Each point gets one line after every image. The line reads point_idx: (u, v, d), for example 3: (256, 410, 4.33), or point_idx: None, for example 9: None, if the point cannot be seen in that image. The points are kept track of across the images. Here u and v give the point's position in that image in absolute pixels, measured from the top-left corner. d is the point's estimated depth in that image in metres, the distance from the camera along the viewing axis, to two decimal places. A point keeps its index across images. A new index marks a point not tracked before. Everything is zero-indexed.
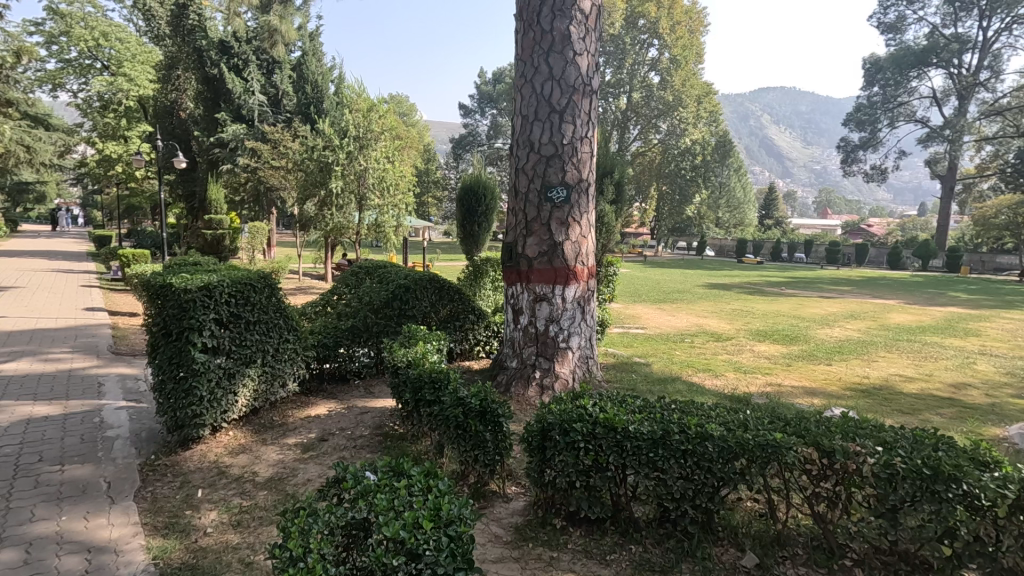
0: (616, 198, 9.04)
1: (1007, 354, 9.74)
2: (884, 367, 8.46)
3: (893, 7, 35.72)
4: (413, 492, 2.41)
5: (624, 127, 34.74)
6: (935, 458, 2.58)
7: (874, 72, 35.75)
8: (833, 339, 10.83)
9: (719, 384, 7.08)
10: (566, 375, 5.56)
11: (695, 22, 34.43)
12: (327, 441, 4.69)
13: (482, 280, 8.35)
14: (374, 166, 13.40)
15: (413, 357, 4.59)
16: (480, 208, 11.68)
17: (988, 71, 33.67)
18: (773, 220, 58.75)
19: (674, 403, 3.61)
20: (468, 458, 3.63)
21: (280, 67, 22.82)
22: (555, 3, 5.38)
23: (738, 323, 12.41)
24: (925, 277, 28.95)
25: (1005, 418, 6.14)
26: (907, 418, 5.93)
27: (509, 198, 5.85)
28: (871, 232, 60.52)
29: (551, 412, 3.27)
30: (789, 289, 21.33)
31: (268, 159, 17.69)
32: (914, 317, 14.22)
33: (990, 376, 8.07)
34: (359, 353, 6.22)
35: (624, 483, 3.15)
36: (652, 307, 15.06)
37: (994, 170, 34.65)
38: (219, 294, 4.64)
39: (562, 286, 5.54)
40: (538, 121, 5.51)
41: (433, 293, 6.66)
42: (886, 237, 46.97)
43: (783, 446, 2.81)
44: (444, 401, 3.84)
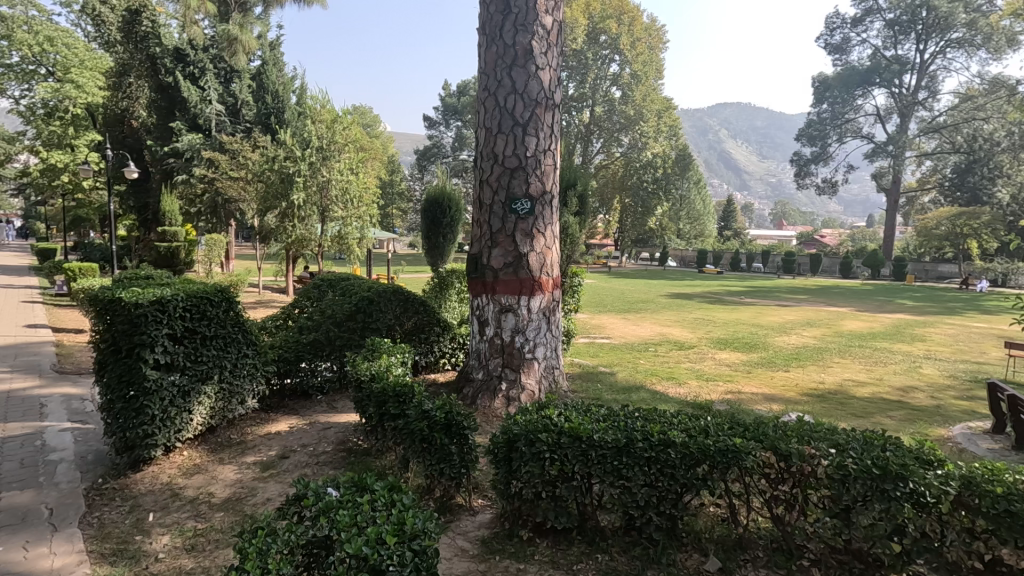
0: (579, 210, 9.18)
1: (949, 358, 10.27)
2: (838, 373, 8.79)
3: (838, 29, 37.57)
4: (377, 507, 2.38)
5: (587, 140, 35.38)
6: (883, 458, 2.70)
7: (823, 90, 37.45)
8: (790, 346, 11.18)
9: (682, 392, 7.22)
10: (532, 386, 5.57)
11: (653, 39, 35.72)
12: (288, 458, 4.57)
13: (448, 291, 8.35)
14: (337, 177, 13.18)
15: (377, 371, 4.52)
16: (445, 220, 11.62)
17: (925, 90, 35.71)
18: (732, 231, 60.70)
19: (638, 411, 3.66)
20: (434, 471, 3.58)
21: (239, 76, 22.46)
22: (517, 18, 5.46)
23: (700, 332, 12.74)
24: (875, 285, 30.48)
25: (949, 419, 6.46)
26: (860, 421, 6.17)
27: (473, 210, 5.88)
28: (823, 243, 63.02)
29: (516, 424, 3.28)
30: (748, 297, 22.07)
31: (227, 170, 17.25)
32: (865, 324, 14.85)
33: (935, 379, 8.47)
34: (322, 368, 6.09)
35: (590, 493, 3.18)
36: (618, 317, 15.34)
37: (934, 184, 36.79)
38: (173, 309, 4.47)
39: (527, 298, 5.57)
40: (502, 134, 5.55)
41: (398, 305, 6.57)
42: (838, 246, 49.04)
43: (743, 452, 2.90)
44: (409, 415, 3.79)
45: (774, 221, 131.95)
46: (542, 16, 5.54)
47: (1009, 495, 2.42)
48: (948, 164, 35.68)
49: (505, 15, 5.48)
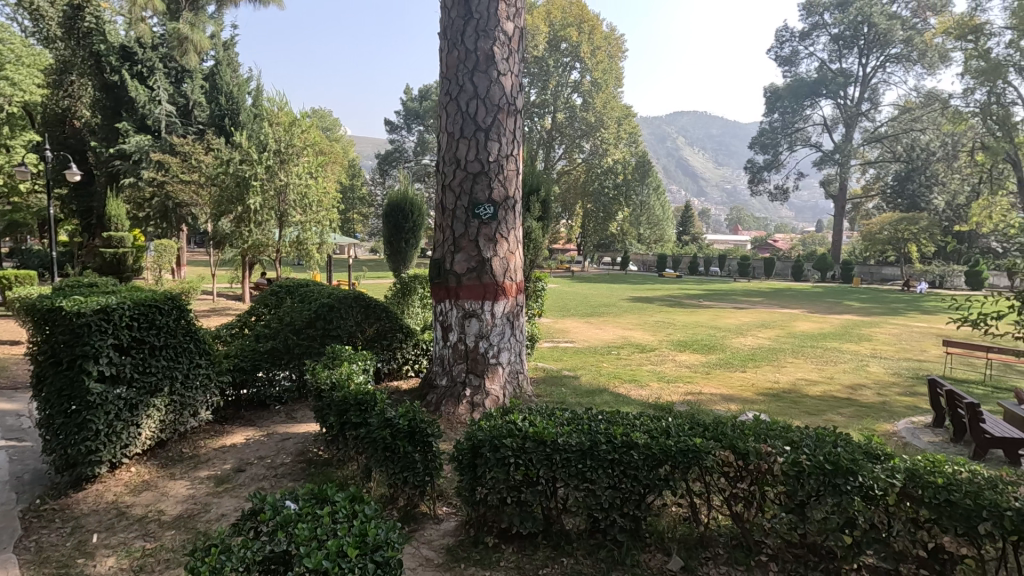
0: (542, 215, 9.24)
1: (892, 356, 10.79)
2: (791, 372, 9.12)
3: (787, 42, 39.14)
4: (337, 519, 2.32)
5: (549, 146, 35.72)
6: (834, 453, 2.80)
7: (774, 100, 38.97)
8: (746, 347, 11.53)
9: (644, 394, 7.34)
10: (496, 392, 5.55)
11: (613, 47, 36.41)
12: (244, 471, 4.41)
13: (411, 296, 8.27)
14: (296, 181, 12.88)
15: (337, 379, 4.42)
16: (407, 225, 11.46)
17: (868, 102, 37.57)
18: (690, 236, 62.37)
19: (601, 414, 3.69)
20: (397, 480, 3.52)
21: (191, 76, 21.67)
22: (478, 24, 5.47)
23: (660, 334, 12.98)
24: (824, 288, 31.77)
25: (894, 414, 6.78)
26: (812, 418, 6.41)
27: (436, 215, 5.84)
28: (776, 247, 65.46)
29: (481, 429, 3.26)
30: (706, 300, 22.68)
31: (178, 173, 16.64)
32: (815, 325, 15.46)
33: (881, 377, 8.89)
34: (280, 377, 5.92)
35: (555, 496, 3.19)
36: (581, 321, 15.49)
37: (877, 191, 38.73)
38: (119, 318, 4.27)
39: (490, 302, 5.56)
40: (464, 138, 5.54)
41: (359, 312, 6.45)
42: (790, 250, 50.95)
43: (702, 451, 2.97)
44: (371, 423, 3.72)
45: (730, 226, 136.30)
46: (504, 23, 5.56)
47: (948, 485, 2.55)
48: (889, 173, 37.61)
49: (466, 20, 5.48)
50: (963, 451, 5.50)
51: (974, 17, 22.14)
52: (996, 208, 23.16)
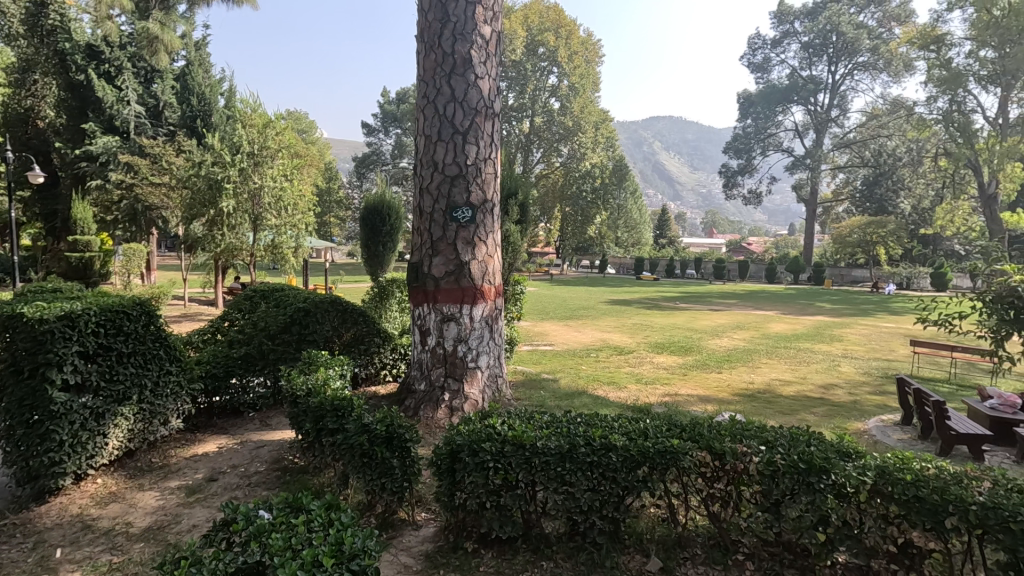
0: (521, 218, 9.26)
1: (863, 356, 11.07)
2: (765, 373, 9.28)
3: (759, 50, 40.01)
4: (313, 528, 2.27)
5: (527, 150, 35.82)
6: (808, 453, 2.86)
7: (747, 106, 39.77)
8: (721, 348, 11.71)
9: (622, 396, 7.39)
10: (475, 396, 5.53)
11: (590, 52, 36.76)
12: (217, 480, 4.31)
13: (388, 301, 8.21)
14: (270, 184, 12.67)
15: (313, 385, 4.36)
16: (384, 228, 11.38)
17: (837, 109, 38.57)
18: (667, 239, 63.11)
19: (580, 416, 3.70)
20: (375, 486, 3.47)
21: (161, 76, 21.20)
22: (456, 27, 5.46)
23: (638, 337, 13.11)
24: (797, 290, 32.47)
25: (864, 413, 6.95)
26: (786, 418, 6.54)
27: (414, 217, 5.80)
28: (750, 250, 66.75)
29: (460, 434, 3.24)
30: (683, 303, 22.96)
31: (147, 175, 16.25)
32: (789, 326, 15.77)
33: (852, 376, 9.11)
34: (254, 384, 5.81)
35: (535, 500, 3.17)
36: (560, 323, 15.54)
37: (847, 195, 39.75)
38: (85, 324, 4.13)
39: (469, 306, 5.54)
40: (442, 141, 5.52)
41: (336, 316, 6.37)
42: (764, 253, 51.94)
43: (680, 452, 3.00)
44: (348, 429, 3.67)
45: (705, 229, 138.44)
46: (481, 26, 5.57)
47: (918, 481, 2.60)
48: (858, 177, 38.61)
49: (443, 23, 5.47)
50: (930, 447, 5.66)
51: (935, 28, 22.89)
52: (960, 212, 23.96)
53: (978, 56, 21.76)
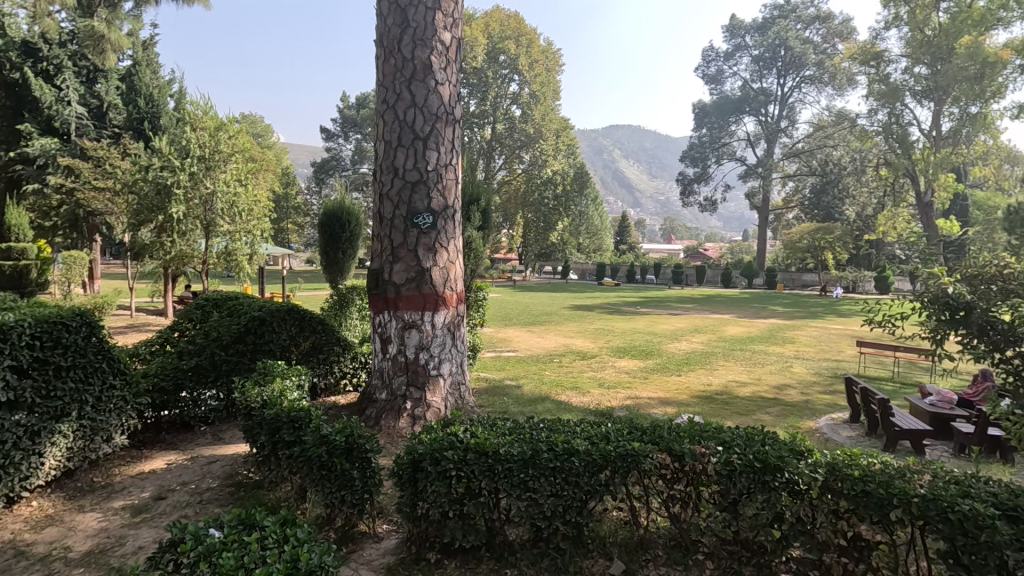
0: (483, 224, 9.25)
1: (813, 357, 11.52)
2: (723, 375, 9.53)
3: (713, 62, 41.33)
4: (266, 546, 2.19)
5: (489, 156, 35.84)
6: (763, 452, 2.95)
7: (702, 116, 41.00)
8: (681, 352, 11.96)
9: (585, 400, 7.45)
10: (438, 404, 5.47)
11: (550, 61, 37.23)
12: (165, 498, 4.11)
13: (348, 308, 8.06)
14: (223, 189, 12.24)
15: (269, 396, 4.22)
16: (344, 234, 11.19)
17: (786, 120, 40.16)
18: (627, 245, 64.24)
19: (543, 422, 3.71)
20: (334, 500, 3.37)
21: (105, 75, 20.29)
22: (415, 32, 5.43)
23: (600, 341, 13.27)
24: (752, 294, 33.49)
25: (815, 412, 7.23)
26: (742, 418, 6.74)
27: (373, 224, 5.72)
28: (707, 256, 68.72)
29: (421, 443, 3.19)
30: (643, 307, 23.39)
31: (89, 179, 15.48)
32: (744, 329, 16.25)
33: (803, 377, 9.47)
34: (206, 396, 5.57)
35: (497, 507, 3.14)
36: (523, 329, 15.58)
37: (796, 202, 41.39)
38: (17, 337, 3.92)
39: (431, 313, 5.49)
40: (402, 147, 5.46)
41: (293, 325, 6.22)
42: (720, 258, 53.52)
43: (641, 454, 3.04)
44: (306, 441, 3.57)
45: (664, 236, 141.67)
46: (441, 32, 5.54)
47: (864, 476, 2.71)
48: (806, 186, 40.27)
49: (403, 29, 5.43)
50: (876, 443, 5.92)
51: (874, 44, 24.20)
52: (900, 219, 25.27)
53: (914, 72, 23.09)
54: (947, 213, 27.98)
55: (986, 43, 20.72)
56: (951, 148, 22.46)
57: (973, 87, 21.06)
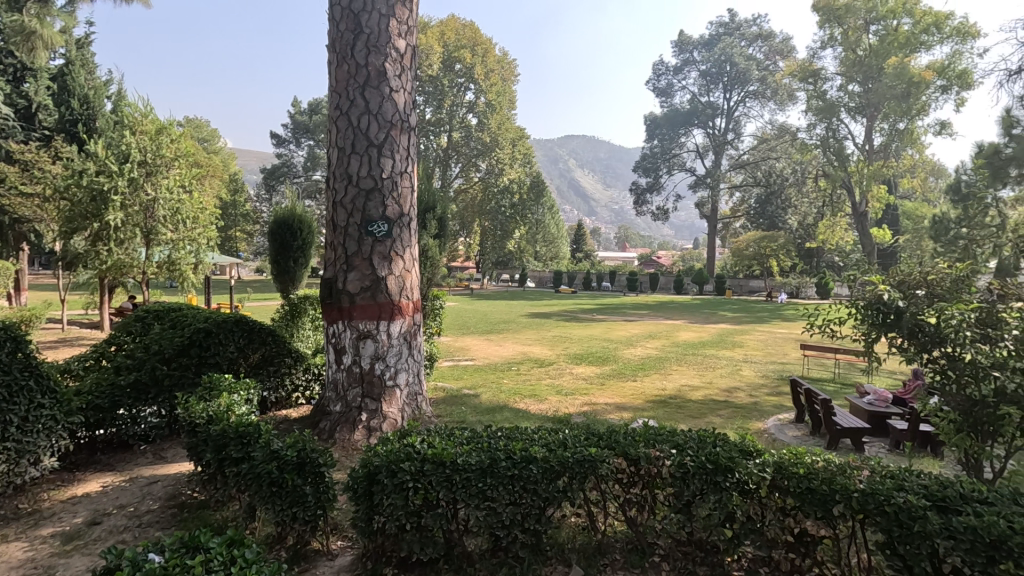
0: (439, 232, 9.21)
1: (761, 360, 11.98)
2: (676, 379, 9.77)
3: (663, 76, 42.67)
4: (211, 569, 2.09)
5: (445, 164, 35.72)
6: (714, 453, 3.04)
7: (653, 128, 42.20)
8: (636, 358, 12.18)
9: (543, 407, 7.48)
10: (394, 415, 5.37)
11: (505, 71, 37.55)
12: (99, 524, 3.86)
13: (301, 319, 7.85)
14: (165, 195, 11.71)
15: (215, 411, 4.05)
16: (295, 243, 10.89)
17: (732, 132, 41.81)
18: (583, 253, 65.15)
19: (500, 431, 3.70)
20: (285, 517, 3.26)
21: (34, 74, 19.15)
22: (369, 39, 5.36)
23: (558, 348, 13.38)
24: (703, 300, 34.52)
25: (763, 413, 7.50)
26: (694, 421, 6.92)
27: (327, 232, 5.59)
28: (660, 263, 70.57)
29: (377, 455, 3.13)
30: (599, 314, 23.74)
31: (15, 184, 14.49)
32: (696, 334, 16.75)
33: (752, 379, 9.83)
34: (147, 413, 5.28)
35: (456, 518, 3.09)
36: (481, 338, 15.55)
37: (743, 212, 43.08)
38: None
39: (386, 322, 5.40)
40: (355, 154, 5.38)
41: (241, 336, 6.01)
42: (673, 266, 55.00)
43: (598, 460, 3.08)
44: (255, 457, 3.46)
45: (619, 244, 144.62)
46: (395, 39, 5.51)
47: (809, 474, 2.83)
48: (752, 196, 41.99)
49: (356, 34, 5.36)
50: (820, 442, 6.19)
51: (812, 62, 25.58)
52: (839, 227, 26.66)
53: (848, 90, 24.40)
54: (879, 222, 29.75)
55: (911, 65, 22.32)
56: (883, 161, 23.96)
57: (900, 105, 22.60)
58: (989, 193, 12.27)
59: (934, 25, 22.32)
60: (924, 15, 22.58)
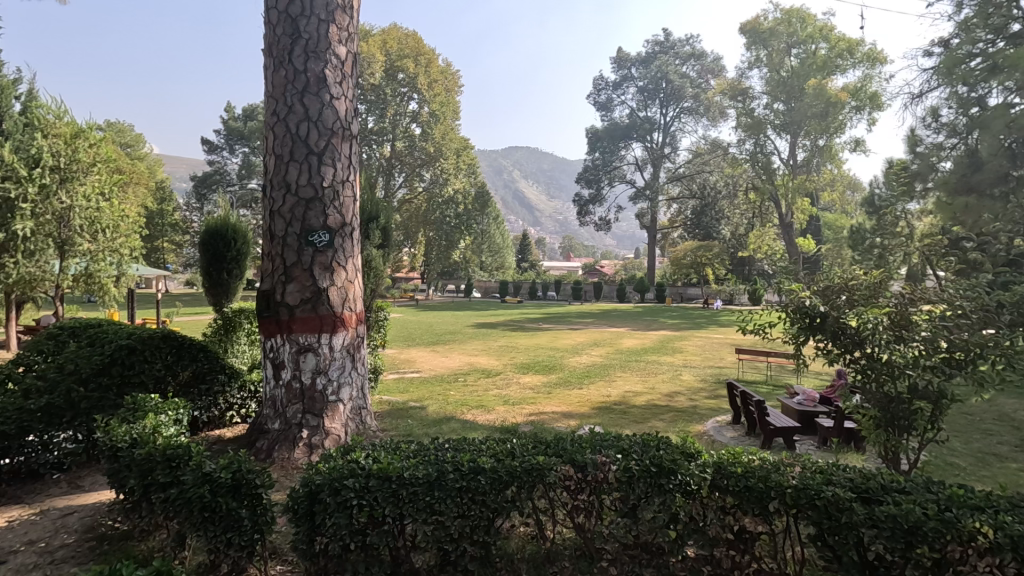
0: (383, 242, 9.03)
1: (699, 365, 12.46)
2: (621, 385, 9.99)
3: (603, 90, 43.90)
4: None
5: (389, 174, 35.12)
6: (658, 457, 3.13)
7: (595, 141, 43.29)
8: (581, 366, 12.33)
9: (490, 418, 7.44)
10: (337, 431, 5.19)
11: (449, 81, 37.54)
12: (3, 564, 3.49)
13: (235, 333, 7.49)
14: (82, 203, 10.92)
15: (140, 434, 3.77)
16: (229, 254, 10.38)
17: (669, 146, 43.47)
18: (529, 262, 65.69)
19: (447, 442, 3.65)
20: (218, 544, 3.07)
21: None
22: (307, 44, 5.23)
23: (505, 358, 13.40)
24: (644, 308, 35.47)
25: (702, 416, 7.79)
26: (638, 425, 7.09)
27: (263, 242, 5.37)
28: (603, 273, 72.32)
29: (319, 473, 3.02)
30: (544, 323, 23.97)
31: None
32: (639, 341, 17.24)
33: (692, 383, 10.19)
34: (60, 439, 4.82)
35: (402, 534, 3.00)
36: (427, 349, 15.36)
37: (680, 222, 44.80)
38: None
39: (328, 335, 5.23)
40: (295, 162, 5.21)
41: (168, 353, 5.65)
42: (616, 275, 56.26)
43: (546, 468, 3.08)
44: (184, 481, 3.26)
45: (563, 254, 147.10)
46: (336, 46, 5.39)
47: (746, 473, 2.95)
48: (688, 208, 43.76)
49: (294, 39, 5.22)
50: (755, 441, 6.47)
51: (741, 81, 27.07)
52: (767, 237, 28.24)
53: (774, 108, 25.85)
54: (804, 232, 31.62)
55: (828, 86, 24.03)
56: (805, 175, 25.59)
57: (820, 123, 24.29)
58: (899, 205, 13.30)
59: (847, 51, 24.23)
60: (838, 40, 24.48)
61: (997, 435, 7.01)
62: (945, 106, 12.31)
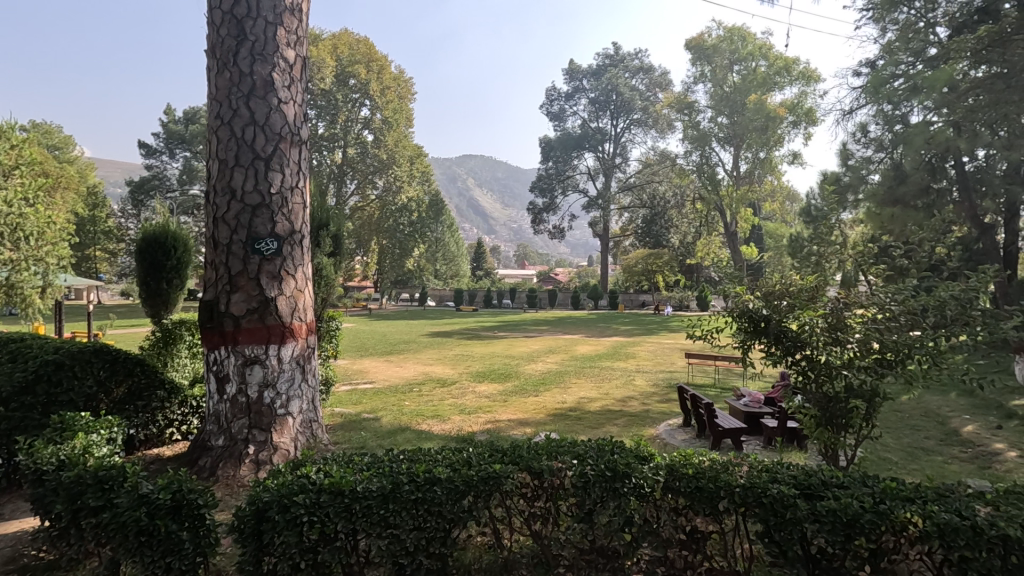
0: (334, 250, 8.84)
1: (651, 370, 12.75)
2: (575, 392, 10.11)
3: (556, 101, 44.56)
4: None
5: (340, 181, 34.23)
6: (612, 461, 3.17)
7: (548, 150, 43.84)
8: (537, 373, 12.38)
9: (446, 427, 7.37)
10: (286, 446, 5.01)
11: (402, 89, 37.21)
12: None
13: (176, 345, 7.14)
14: (3, 208, 10.12)
15: (67, 456, 3.53)
16: (168, 263, 9.88)
17: (620, 156, 44.54)
18: (483, 270, 65.70)
19: (402, 452, 3.58)
20: (156, 571, 2.89)
21: None
22: (254, 46, 5.08)
23: (460, 367, 13.29)
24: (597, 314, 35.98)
25: (655, 419, 7.98)
26: (593, 431, 7.19)
27: (207, 250, 5.16)
28: (558, 281, 73.19)
29: (267, 489, 2.91)
30: (500, 331, 24.00)
31: None
32: (592, 347, 17.47)
33: (644, 388, 10.42)
34: None
35: (356, 550, 2.91)
36: (380, 359, 15.07)
37: (631, 231, 45.90)
38: None
39: (277, 346, 5.05)
40: (240, 167, 5.03)
41: (102, 368, 5.30)
42: (570, 283, 57.09)
43: (502, 476, 3.08)
44: (119, 504, 3.06)
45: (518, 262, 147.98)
46: (284, 49, 5.26)
47: (696, 474, 3.04)
48: (639, 217, 44.93)
49: (239, 41, 5.05)
50: (705, 442, 6.67)
51: (687, 95, 28.08)
52: (713, 245, 29.27)
53: (717, 122, 26.90)
54: (747, 241, 32.97)
55: (768, 102, 25.26)
56: (748, 186, 26.82)
57: (761, 136, 25.52)
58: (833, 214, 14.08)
59: (784, 68, 25.55)
60: (776, 58, 25.81)
61: (923, 430, 7.49)
62: (873, 122, 13.13)
